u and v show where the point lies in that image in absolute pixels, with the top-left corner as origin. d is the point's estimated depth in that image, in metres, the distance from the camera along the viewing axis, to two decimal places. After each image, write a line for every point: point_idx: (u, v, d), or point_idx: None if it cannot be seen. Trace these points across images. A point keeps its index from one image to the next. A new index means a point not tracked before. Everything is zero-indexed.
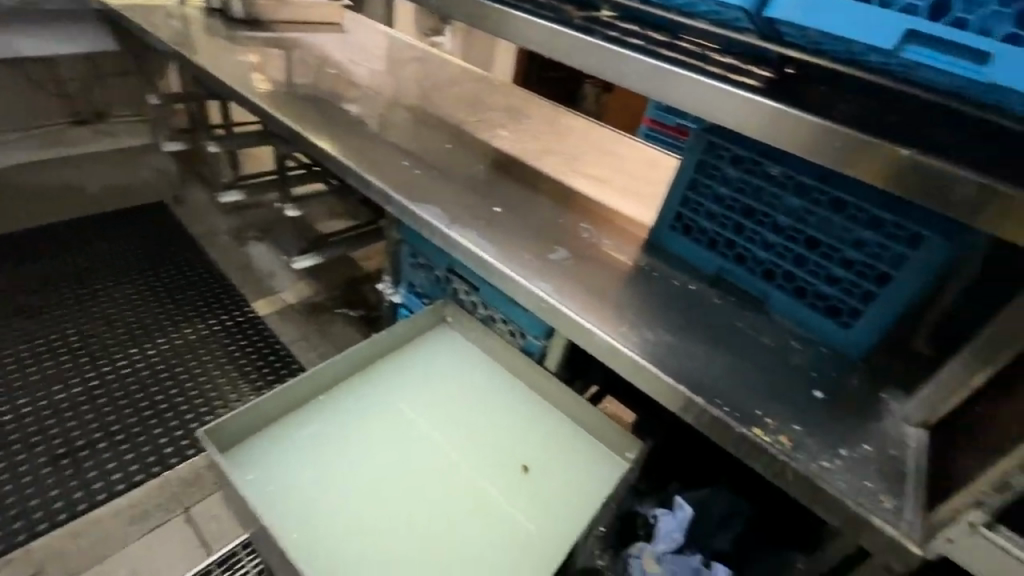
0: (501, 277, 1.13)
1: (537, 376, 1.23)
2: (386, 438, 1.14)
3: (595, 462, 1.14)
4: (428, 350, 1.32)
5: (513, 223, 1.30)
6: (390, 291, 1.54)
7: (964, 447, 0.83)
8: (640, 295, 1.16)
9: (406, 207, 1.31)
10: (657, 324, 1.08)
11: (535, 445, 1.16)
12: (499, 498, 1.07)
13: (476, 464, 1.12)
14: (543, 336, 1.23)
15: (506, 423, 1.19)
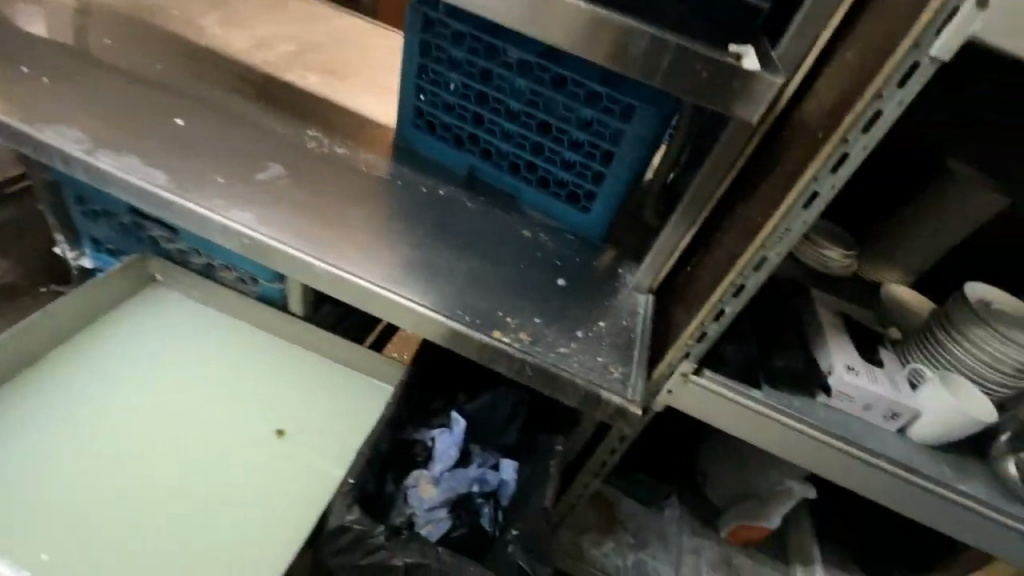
0: (187, 217, 0.87)
1: (279, 323, 1.05)
2: (77, 439, 0.88)
3: (363, 403, 1.02)
4: (134, 323, 1.04)
5: (207, 142, 1.01)
6: (72, 255, 1.19)
7: (680, 304, 0.90)
8: (380, 208, 1.00)
9: (25, 137, 0.93)
10: (398, 240, 0.95)
11: (291, 401, 0.99)
12: (243, 471, 0.90)
13: (211, 443, 0.92)
14: (277, 280, 1.05)
15: (252, 386, 1.00)
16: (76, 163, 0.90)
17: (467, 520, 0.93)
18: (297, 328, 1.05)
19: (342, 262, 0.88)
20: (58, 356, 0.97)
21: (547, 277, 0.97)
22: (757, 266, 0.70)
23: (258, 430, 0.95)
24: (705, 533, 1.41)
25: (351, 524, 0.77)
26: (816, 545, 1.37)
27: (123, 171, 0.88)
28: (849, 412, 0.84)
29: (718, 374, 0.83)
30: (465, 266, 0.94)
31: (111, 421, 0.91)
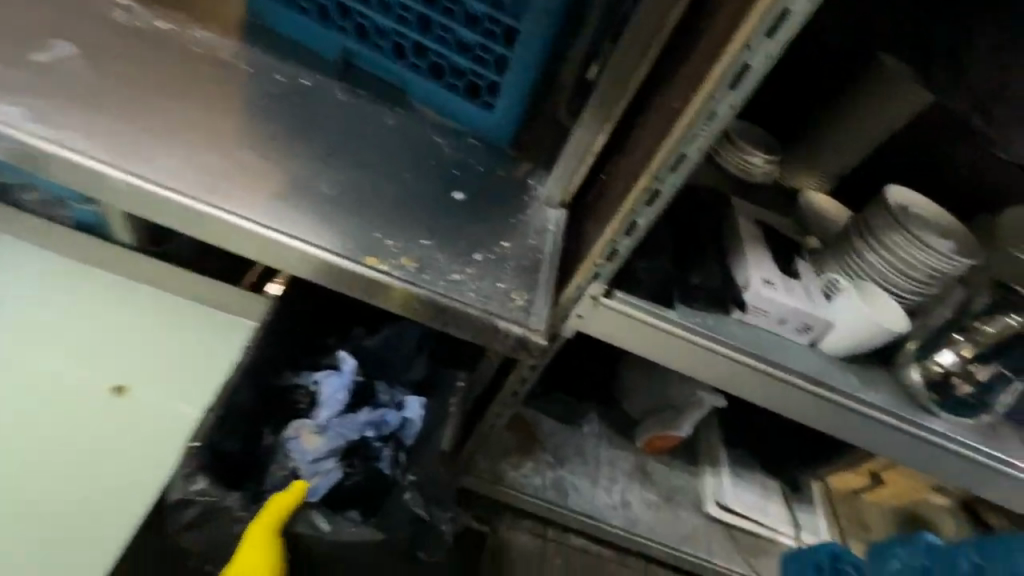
0: None
1: (107, 254, 0.85)
2: None
3: (220, 341, 0.83)
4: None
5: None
6: None
7: (593, 219, 0.78)
8: (221, 104, 0.77)
9: None
10: (245, 145, 0.73)
11: (130, 350, 0.80)
12: (59, 432, 0.74)
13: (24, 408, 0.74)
14: (84, 199, 0.83)
15: (77, 333, 0.80)
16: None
17: (361, 467, 0.83)
18: (130, 259, 0.85)
19: (164, 174, 0.66)
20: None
21: (440, 190, 0.80)
22: (673, 167, 0.59)
23: (88, 388, 0.77)
24: (623, 445, 1.44)
25: (196, 496, 0.73)
26: (723, 447, 1.44)
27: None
28: (765, 328, 0.79)
29: (631, 296, 0.74)
30: (335, 175, 0.75)
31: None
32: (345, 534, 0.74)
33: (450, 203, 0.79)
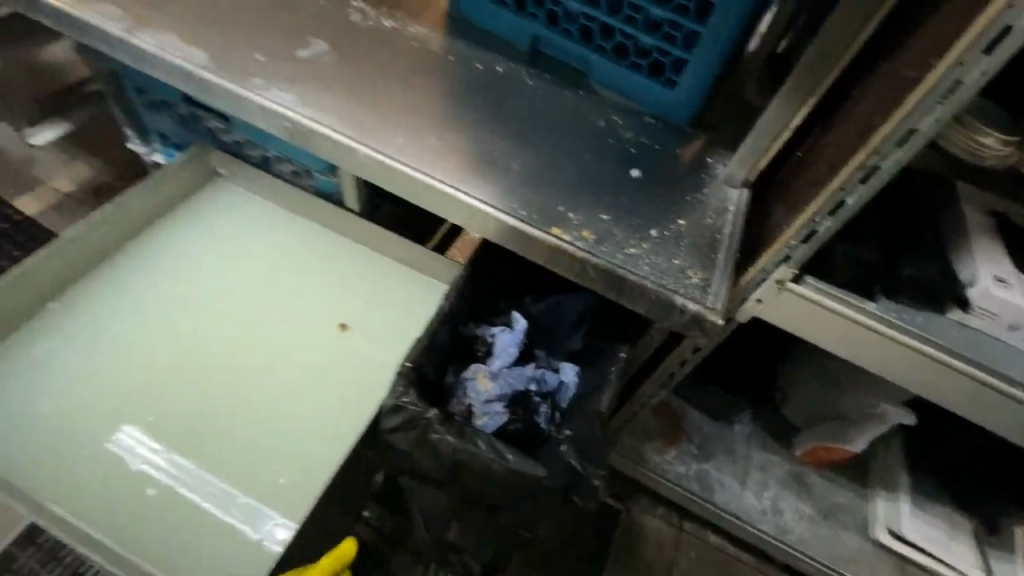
0: (228, 99, 0.79)
1: (337, 219, 1.05)
2: (157, 324, 0.92)
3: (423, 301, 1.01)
4: (197, 221, 1.03)
5: (236, 17, 0.88)
6: (145, 150, 1.17)
7: (783, 202, 0.74)
8: (432, 88, 0.88)
9: (57, 10, 0.83)
10: (451, 126, 0.83)
11: (353, 300, 0.99)
12: (309, 363, 0.92)
13: (278, 341, 0.94)
14: (330, 172, 1.01)
15: (316, 284, 1.00)
16: (101, 37, 0.82)
17: (524, 416, 0.89)
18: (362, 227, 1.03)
19: (389, 151, 0.78)
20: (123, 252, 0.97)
21: (620, 168, 0.83)
22: (912, 129, 0.53)
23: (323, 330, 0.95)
24: (778, 450, 1.35)
25: (406, 403, 0.74)
26: (903, 471, 1.27)
27: (143, 44, 0.79)
28: (985, 331, 0.70)
29: (822, 283, 0.70)
30: (524, 153, 0.82)
31: (177, 315, 0.93)
32: (521, 463, 0.73)
33: (626, 181, 0.81)
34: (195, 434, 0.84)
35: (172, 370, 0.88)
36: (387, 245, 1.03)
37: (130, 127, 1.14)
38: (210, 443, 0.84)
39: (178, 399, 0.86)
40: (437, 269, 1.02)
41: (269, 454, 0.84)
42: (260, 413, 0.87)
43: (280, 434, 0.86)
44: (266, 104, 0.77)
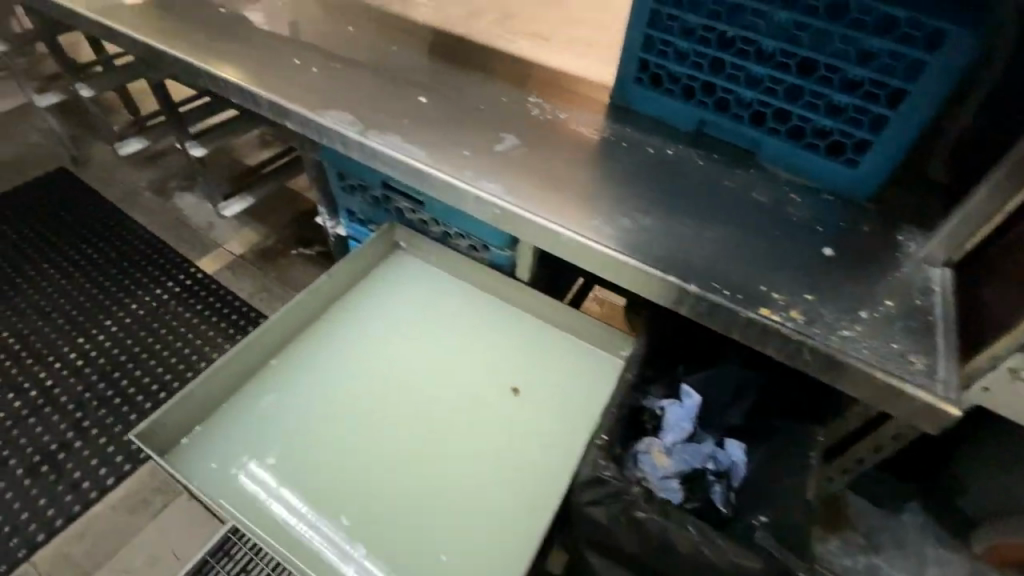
0: (446, 190, 0.90)
1: (509, 289, 1.13)
2: (358, 385, 1.03)
3: (587, 373, 1.06)
4: (383, 288, 1.16)
5: (440, 118, 1.02)
6: (332, 225, 1.35)
7: (1006, 288, 0.72)
8: (610, 172, 0.94)
9: (305, 119, 1.00)
10: (637, 207, 0.87)
11: (521, 365, 1.07)
12: (490, 428, 0.99)
13: (459, 402, 1.02)
14: (508, 246, 1.08)
15: (487, 349, 1.09)
16: (337, 139, 0.97)
17: (701, 496, 0.87)
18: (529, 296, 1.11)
19: (590, 233, 0.82)
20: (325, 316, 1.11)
21: (812, 246, 0.82)
22: None
23: (499, 397, 1.03)
24: (956, 546, 1.21)
25: (605, 477, 0.74)
26: None
27: (375, 144, 0.94)
28: None
29: None
30: (711, 231, 0.82)
31: (372, 375, 1.04)
32: (730, 549, 0.70)
33: (820, 259, 0.81)
34: (396, 487, 0.92)
35: (372, 425, 0.98)
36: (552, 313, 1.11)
37: (326, 208, 1.33)
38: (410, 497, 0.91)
39: (379, 453, 0.95)
40: (599, 337, 1.08)
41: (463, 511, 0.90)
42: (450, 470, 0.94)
43: (471, 492, 0.92)
44: (482, 197, 0.87)
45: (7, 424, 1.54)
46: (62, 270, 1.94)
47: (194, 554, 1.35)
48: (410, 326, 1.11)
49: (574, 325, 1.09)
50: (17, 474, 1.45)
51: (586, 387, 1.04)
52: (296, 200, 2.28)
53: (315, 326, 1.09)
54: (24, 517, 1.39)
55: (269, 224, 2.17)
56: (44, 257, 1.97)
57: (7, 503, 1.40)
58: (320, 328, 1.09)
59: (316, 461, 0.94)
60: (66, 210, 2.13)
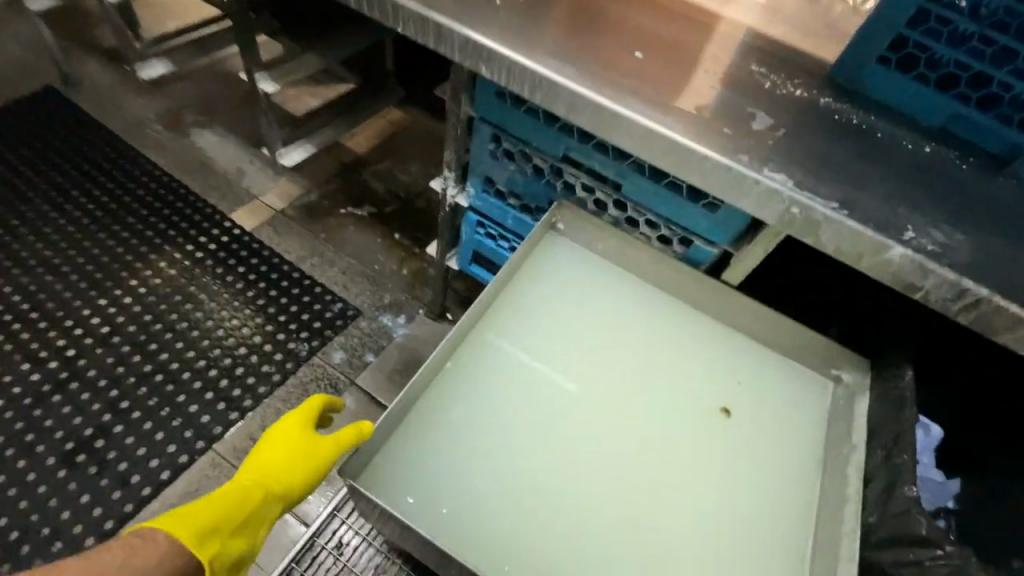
0: (718, 176, 0.71)
1: (701, 290, 0.94)
2: (547, 398, 0.87)
3: (796, 390, 0.91)
4: (546, 280, 0.98)
5: (675, 78, 0.79)
6: (455, 194, 1.13)
7: None
8: (891, 166, 0.77)
9: (515, 61, 0.77)
10: (943, 218, 0.72)
11: (724, 379, 0.92)
12: (708, 450, 0.85)
13: (660, 423, 0.87)
14: (728, 244, 0.86)
15: (680, 358, 0.93)
16: (558, 93, 0.75)
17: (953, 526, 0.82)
18: (731, 299, 0.92)
19: (917, 247, 0.67)
20: (486, 315, 0.93)
21: None
22: None
23: (710, 414, 0.88)
24: None
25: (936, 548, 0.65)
26: None
27: (619, 105, 0.73)
28: None
29: None
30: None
31: (554, 388, 0.88)
32: None
33: None
34: (610, 528, 0.78)
35: (574, 445, 0.84)
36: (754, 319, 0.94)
37: (453, 172, 1.11)
38: (628, 539, 0.78)
39: (582, 485, 0.81)
40: (815, 352, 0.91)
41: (692, 557, 0.77)
42: (668, 507, 0.80)
43: (705, 526, 0.80)
44: (771, 188, 0.69)
45: (26, 403, 1.30)
46: (67, 215, 1.62)
47: (279, 564, 1.18)
48: (592, 325, 0.95)
49: (784, 336, 0.92)
50: (49, 464, 1.23)
51: (803, 407, 0.90)
52: (336, 150, 1.96)
53: (477, 328, 0.92)
54: (65, 516, 1.18)
55: (311, 176, 1.88)
56: (43, 200, 1.64)
57: (43, 501, 1.19)
58: (484, 331, 0.92)
59: (517, 490, 0.80)
60: (63, 143, 1.77)
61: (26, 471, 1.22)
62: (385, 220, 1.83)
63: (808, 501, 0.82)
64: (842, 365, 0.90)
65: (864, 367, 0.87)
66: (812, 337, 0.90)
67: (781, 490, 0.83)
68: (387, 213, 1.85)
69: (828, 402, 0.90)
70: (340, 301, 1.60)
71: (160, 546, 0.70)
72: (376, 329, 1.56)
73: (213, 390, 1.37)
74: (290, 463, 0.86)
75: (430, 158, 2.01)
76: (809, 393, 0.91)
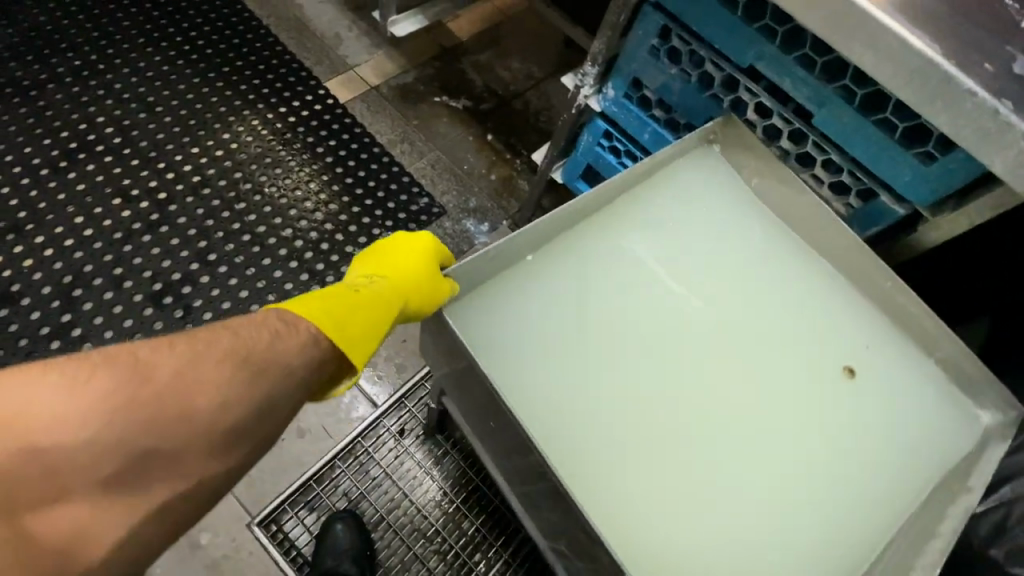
0: (965, 116, 0.59)
1: (843, 247, 0.84)
2: (646, 315, 0.82)
3: (918, 386, 0.83)
4: (672, 191, 0.90)
5: None
6: (590, 94, 0.99)
7: None
8: None
9: None
10: None
11: (846, 352, 0.83)
12: (807, 409, 0.79)
13: (762, 372, 0.81)
14: (926, 208, 0.74)
15: (802, 318, 0.84)
16: None
17: None
18: (876, 271, 0.82)
19: None
20: (604, 211, 0.88)
21: None
22: None
23: (818, 375, 0.81)
24: None
25: None
26: None
27: (875, 10, 0.60)
28: None
29: None
30: None
31: (657, 308, 0.83)
32: None
33: None
34: (680, 458, 0.74)
35: (666, 368, 0.79)
36: (896, 314, 0.84)
37: (596, 67, 0.96)
38: (694, 475, 0.73)
39: (667, 406, 0.77)
40: (959, 378, 0.82)
41: (756, 510, 0.73)
42: (751, 456, 0.75)
43: (788, 480, 0.75)
44: None
45: (118, 238, 1.31)
46: (162, 54, 1.56)
47: (345, 435, 1.21)
48: (707, 253, 0.87)
49: (926, 345, 0.83)
50: (136, 300, 1.26)
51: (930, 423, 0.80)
52: (437, 31, 1.80)
53: (591, 218, 0.88)
54: None
55: (409, 54, 1.74)
56: (138, 33, 1.58)
57: (131, 335, 1.22)
58: (590, 232, 0.87)
59: (601, 389, 0.77)
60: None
61: (115, 303, 1.25)
62: (480, 117, 1.70)
63: (901, 495, 0.76)
64: (985, 403, 0.80)
65: (1015, 420, 0.76)
66: (967, 359, 0.78)
67: (875, 480, 0.76)
68: (482, 109, 1.71)
69: (950, 412, 0.81)
70: (426, 196, 1.53)
71: (305, 334, 0.64)
72: (459, 232, 1.50)
73: (297, 261, 1.36)
74: (411, 272, 0.75)
75: (534, 58, 1.83)
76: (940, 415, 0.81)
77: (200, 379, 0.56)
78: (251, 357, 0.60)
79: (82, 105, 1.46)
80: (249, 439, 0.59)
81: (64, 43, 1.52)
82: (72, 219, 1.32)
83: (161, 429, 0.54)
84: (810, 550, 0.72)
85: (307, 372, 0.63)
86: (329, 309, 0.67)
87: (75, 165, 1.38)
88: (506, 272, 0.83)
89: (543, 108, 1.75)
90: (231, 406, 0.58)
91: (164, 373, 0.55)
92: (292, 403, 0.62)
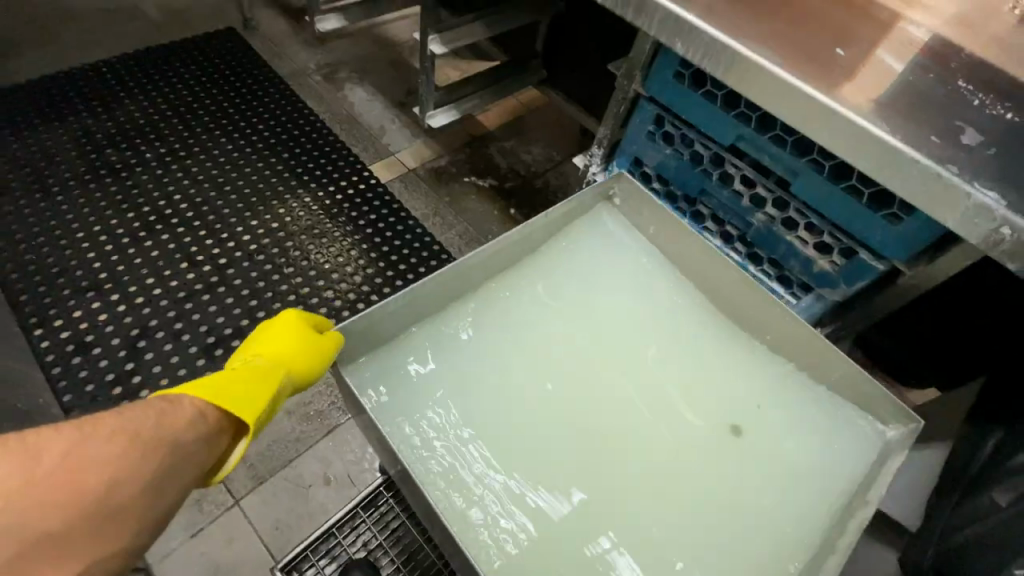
0: (918, 180, 0.69)
1: (754, 296, 0.95)
2: (561, 345, 0.95)
3: (813, 415, 0.91)
4: (599, 251, 1.06)
5: (890, 75, 0.77)
6: (598, 170, 1.13)
7: None
8: None
9: (715, 43, 0.79)
10: None
11: (737, 385, 0.94)
12: (698, 432, 0.89)
13: (662, 399, 0.92)
14: (901, 262, 0.81)
15: (710, 363, 0.96)
16: (758, 82, 0.77)
17: None
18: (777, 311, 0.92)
19: None
20: (527, 265, 1.03)
21: None
22: None
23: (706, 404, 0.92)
24: None
25: None
26: None
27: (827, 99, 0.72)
28: None
29: None
30: None
31: (573, 349, 0.95)
32: None
33: None
34: (588, 472, 0.83)
35: (576, 389, 0.91)
36: (801, 347, 0.92)
37: (601, 149, 1.11)
38: (599, 500, 0.81)
39: (575, 420, 0.88)
40: (859, 400, 0.90)
41: (660, 524, 0.80)
42: (648, 467, 0.85)
43: (681, 485, 0.84)
44: (982, 203, 0.65)
45: (181, 296, 1.49)
46: (232, 142, 1.84)
47: (367, 485, 1.25)
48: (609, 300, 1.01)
49: (824, 369, 0.91)
50: (191, 352, 1.40)
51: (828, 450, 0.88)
52: (470, 122, 2.05)
53: (513, 273, 1.02)
54: None
55: (444, 142, 1.98)
56: (215, 126, 1.87)
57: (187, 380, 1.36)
58: (507, 278, 1.01)
59: (519, 404, 0.88)
60: (238, 79, 2.01)
61: (170, 354, 1.39)
62: (505, 194, 1.88)
63: (793, 506, 0.83)
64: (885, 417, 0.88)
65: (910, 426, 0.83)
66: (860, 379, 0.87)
67: (764, 488, 0.84)
68: (507, 187, 1.90)
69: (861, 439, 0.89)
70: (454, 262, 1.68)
71: (190, 413, 0.64)
72: None
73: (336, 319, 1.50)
74: (290, 350, 0.83)
75: (556, 144, 2.04)
76: (839, 449, 0.88)
77: (96, 458, 0.54)
78: (145, 434, 0.59)
79: (164, 183, 1.71)
80: (143, 518, 0.57)
81: (155, 134, 1.81)
82: (143, 279, 1.51)
83: (65, 510, 0.51)
84: (700, 544, 0.79)
85: (199, 449, 0.63)
86: (214, 381, 0.72)
87: (152, 233, 1.60)
88: (450, 306, 0.97)
89: (563, 186, 1.93)
90: (125, 486, 0.56)
91: (53, 455, 0.52)
92: (183, 483, 0.61)
